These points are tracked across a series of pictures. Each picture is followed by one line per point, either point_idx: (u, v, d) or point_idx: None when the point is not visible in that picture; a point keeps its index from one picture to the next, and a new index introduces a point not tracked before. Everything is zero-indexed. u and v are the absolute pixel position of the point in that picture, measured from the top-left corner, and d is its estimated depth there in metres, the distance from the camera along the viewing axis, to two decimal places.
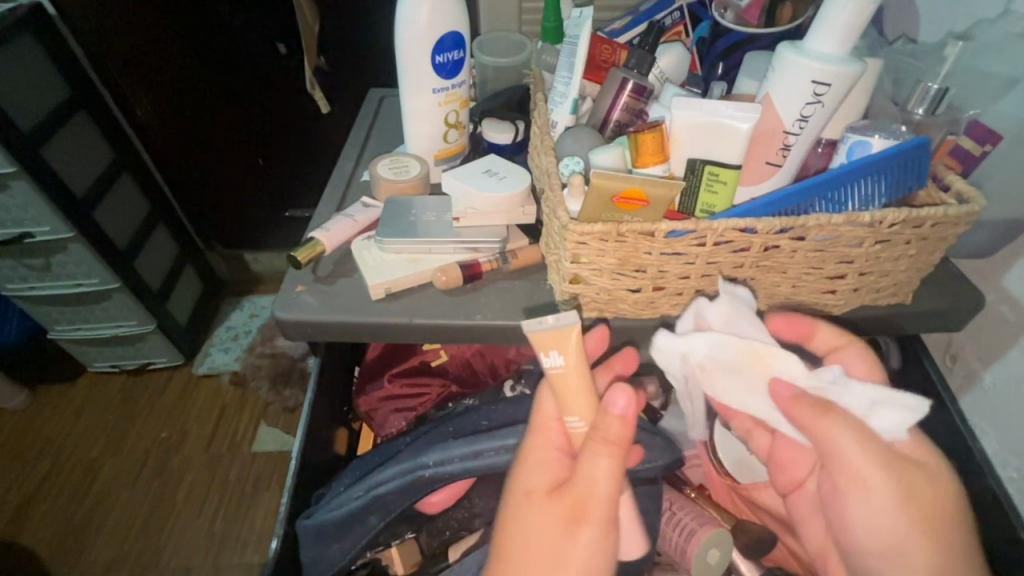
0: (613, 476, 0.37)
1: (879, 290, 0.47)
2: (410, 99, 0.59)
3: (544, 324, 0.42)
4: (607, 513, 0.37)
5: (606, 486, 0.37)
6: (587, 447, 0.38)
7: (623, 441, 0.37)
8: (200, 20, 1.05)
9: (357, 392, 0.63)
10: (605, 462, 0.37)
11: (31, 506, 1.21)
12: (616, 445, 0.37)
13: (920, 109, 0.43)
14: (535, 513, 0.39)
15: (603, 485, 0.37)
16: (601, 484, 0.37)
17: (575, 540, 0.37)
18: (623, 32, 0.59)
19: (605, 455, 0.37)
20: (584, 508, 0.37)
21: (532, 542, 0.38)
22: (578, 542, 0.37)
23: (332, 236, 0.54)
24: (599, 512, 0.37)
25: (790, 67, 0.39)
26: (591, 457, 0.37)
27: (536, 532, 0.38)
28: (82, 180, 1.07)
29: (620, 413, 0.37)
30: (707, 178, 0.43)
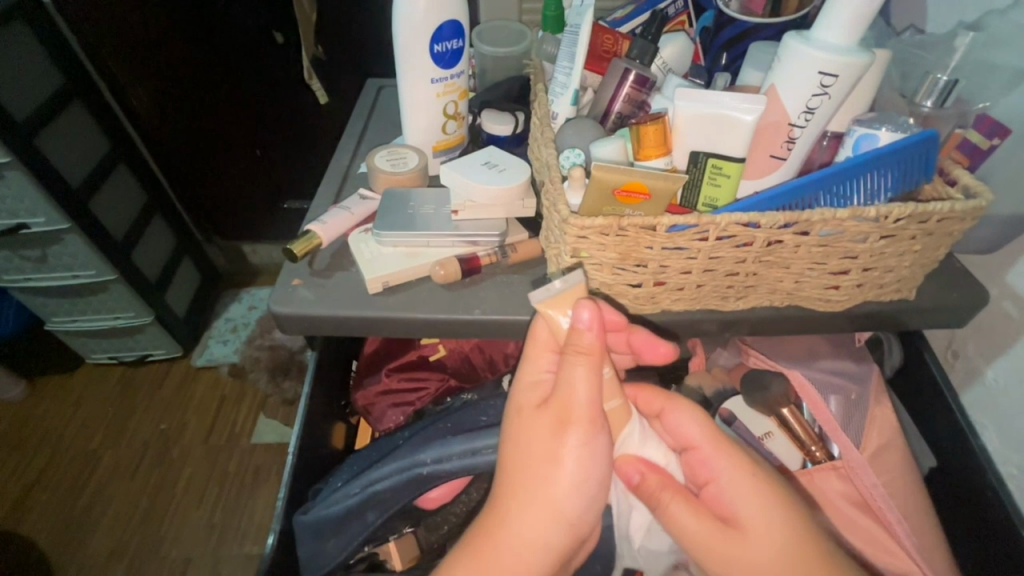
0: (590, 381, 0.37)
1: (883, 285, 0.46)
2: (408, 89, 0.58)
3: (550, 288, 0.40)
4: (590, 416, 0.37)
5: (584, 393, 0.37)
6: (564, 359, 0.38)
7: (595, 350, 0.37)
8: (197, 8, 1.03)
9: (354, 386, 0.62)
10: (579, 370, 0.37)
11: (30, 497, 1.21)
12: (588, 352, 0.37)
13: (928, 102, 0.42)
14: (530, 430, 0.39)
15: (584, 394, 0.37)
16: (578, 392, 0.37)
17: (562, 445, 0.37)
18: (625, 20, 0.58)
19: (580, 364, 0.37)
20: (568, 413, 0.38)
21: (528, 451, 0.39)
22: (568, 446, 0.37)
23: (328, 229, 0.53)
24: (579, 416, 0.37)
25: (796, 58, 0.38)
26: (568, 368, 0.38)
27: (530, 444, 0.39)
28: (78, 171, 1.06)
29: (585, 327, 0.38)
30: (710, 171, 0.42)
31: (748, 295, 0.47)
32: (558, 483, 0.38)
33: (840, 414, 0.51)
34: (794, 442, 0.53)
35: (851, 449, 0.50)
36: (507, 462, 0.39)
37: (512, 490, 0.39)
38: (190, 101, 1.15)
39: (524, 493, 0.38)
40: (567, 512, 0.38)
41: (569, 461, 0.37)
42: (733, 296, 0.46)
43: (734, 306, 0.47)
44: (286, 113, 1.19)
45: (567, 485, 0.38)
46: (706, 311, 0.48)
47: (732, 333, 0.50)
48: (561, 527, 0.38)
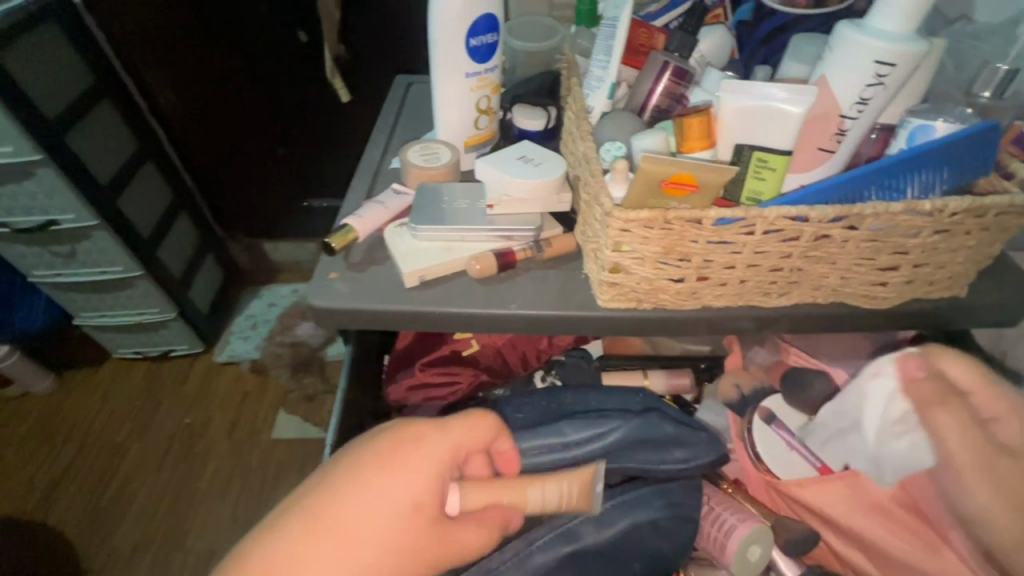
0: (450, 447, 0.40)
1: (933, 283, 0.45)
2: (442, 84, 0.58)
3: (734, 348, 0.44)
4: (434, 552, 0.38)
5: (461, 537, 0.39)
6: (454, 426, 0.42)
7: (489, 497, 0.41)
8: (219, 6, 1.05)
9: (388, 379, 0.61)
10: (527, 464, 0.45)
11: (59, 487, 1.23)
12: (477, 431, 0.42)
13: (987, 92, 0.40)
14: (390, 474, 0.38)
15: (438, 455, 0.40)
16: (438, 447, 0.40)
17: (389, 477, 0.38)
18: (660, 14, 0.57)
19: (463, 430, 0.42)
20: (430, 542, 0.37)
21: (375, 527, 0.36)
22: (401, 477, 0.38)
23: (365, 223, 0.53)
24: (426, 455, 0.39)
25: (848, 48, 0.37)
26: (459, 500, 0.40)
27: (384, 525, 0.36)
28: (106, 169, 1.08)
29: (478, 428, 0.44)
30: (756, 164, 0.42)
31: (792, 291, 0.46)
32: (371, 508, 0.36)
33: None
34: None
35: None
36: (341, 479, 0.38)
37: (337, 496, 0.37)
38: (216, 100, 1.17)
39: (334, 512, 0.36)
40: (358, 536, 0.35)
41: (391, 495, 0.37)
42: (775, 292, 0.46)
43: (777, 302, 0.46)
44: (308, 112, 1.20)
45: (357, 507, 0.36)
46: (747, 307, 0.47)
47: (772, 331, 0.49)
48: (339, 548, 0.35)
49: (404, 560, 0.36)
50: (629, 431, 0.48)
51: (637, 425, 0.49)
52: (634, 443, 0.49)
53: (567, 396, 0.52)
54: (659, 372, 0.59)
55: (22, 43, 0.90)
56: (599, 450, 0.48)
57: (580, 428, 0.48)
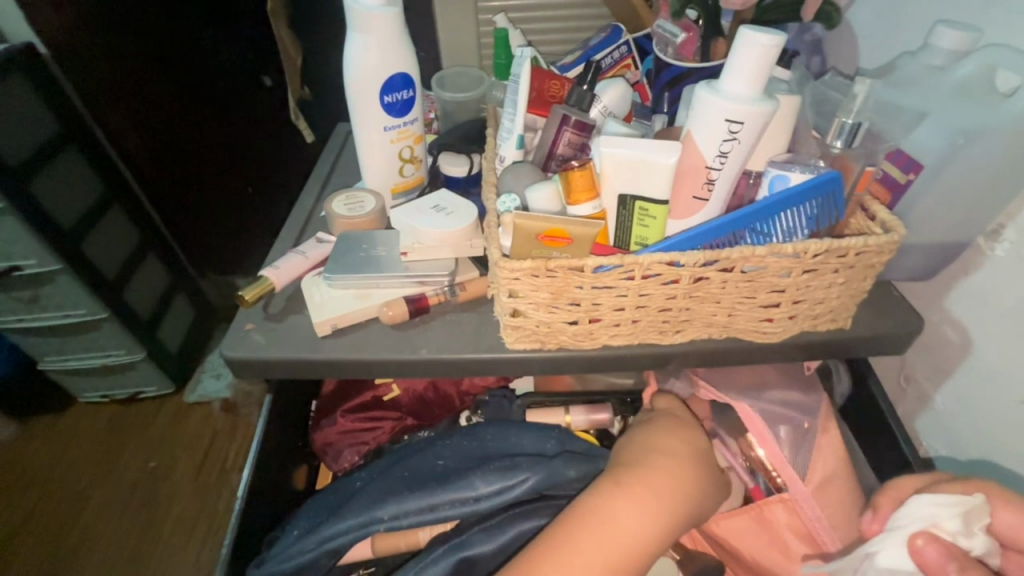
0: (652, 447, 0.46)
1: (816, 317, 0.47)
2: (362, 137, 0.60)
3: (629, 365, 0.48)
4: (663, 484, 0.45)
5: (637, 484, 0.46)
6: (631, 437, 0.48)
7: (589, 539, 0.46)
8: (183, 55, 1.13)
9: (312, 426, 0.62)
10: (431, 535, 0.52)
11: (15, 541, 1.19)
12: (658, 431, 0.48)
13: (837, 143, 0.43)
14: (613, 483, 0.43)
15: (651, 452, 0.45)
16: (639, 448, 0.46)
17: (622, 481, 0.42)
18: (570, 67, 0.63)
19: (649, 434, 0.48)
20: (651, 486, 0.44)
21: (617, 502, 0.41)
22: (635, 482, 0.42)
23: (281, 273, 0.55)
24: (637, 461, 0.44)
25: (702, 106, 0.41)
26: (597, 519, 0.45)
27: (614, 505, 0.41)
28: (69, 216, 1.07)
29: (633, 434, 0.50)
30: (637, 212, 0.44)
31: (685, 328, 0.48)
32: (624, 517, 0.40)
33: (787, 446, 0.51)
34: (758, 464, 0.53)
35: (797, 483, 0.49)
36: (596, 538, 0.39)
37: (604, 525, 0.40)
38: (183, 143, 1.21)
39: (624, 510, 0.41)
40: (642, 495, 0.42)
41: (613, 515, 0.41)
42: (670, 330, 0.48)
43: (673, 339, 0.48)
44: (274, 154, 1.35)
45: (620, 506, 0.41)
46: (647, 344, 0.49)
47: (678, 366, 0.51)
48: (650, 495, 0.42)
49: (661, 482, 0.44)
50: (535, 482, 0.49)
51: (545, 474, 0.49)
52: (542, 492, 0.49)
53: (487, 437, 0.54)
54: (579, 408, 0.58)
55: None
56: (504, 504, 0.49)
57: (491, 481, 0.49)
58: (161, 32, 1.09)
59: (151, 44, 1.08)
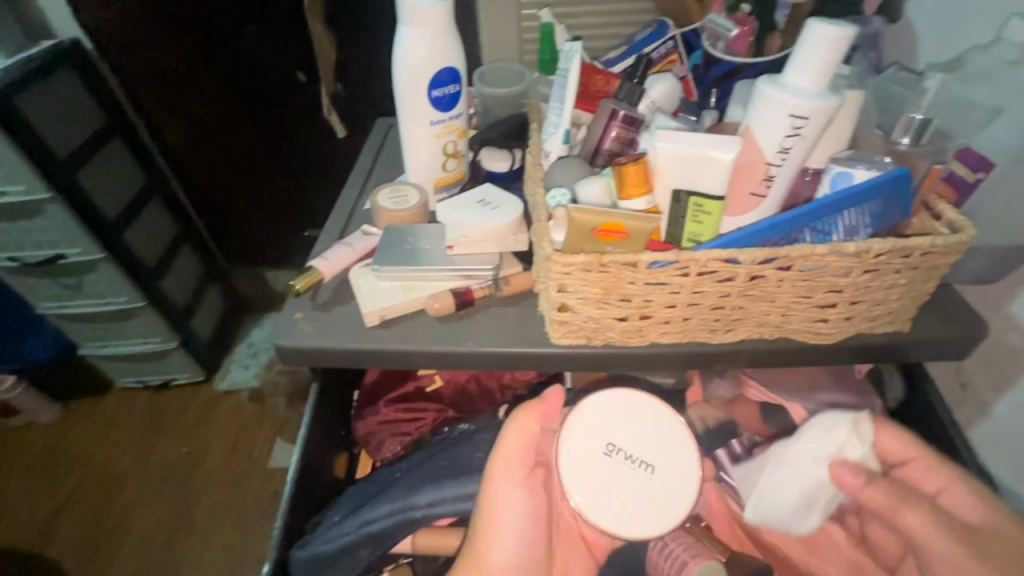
0: (523, 441, 0.46)
1: (874, 318, 0.46)
2: (408, 131, 0.61)
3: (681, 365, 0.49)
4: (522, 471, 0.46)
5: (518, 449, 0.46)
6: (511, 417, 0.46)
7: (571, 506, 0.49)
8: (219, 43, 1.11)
9: (354, 416, 0.63)
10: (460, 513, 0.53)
11: (58, 517, 1.25)
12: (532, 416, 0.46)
13: (905, 139, 0.42)
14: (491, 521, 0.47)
15: (522, 444, 0.45)
16: (514, 444, 0.45)
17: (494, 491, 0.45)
18: (615, 62, 0.61)
19: (521, 421, 0.46)
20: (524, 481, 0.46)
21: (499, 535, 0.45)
22: (509, 492, 0.45)
23: (329, 265, 0.56)
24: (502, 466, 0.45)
25: (764, 101, 0.40)
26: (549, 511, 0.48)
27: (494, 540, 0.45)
28: (113, 205, 1.12)
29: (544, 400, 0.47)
30: (692, 209, 0.44)
31: (736, 327, 0.47)
32: (503, 530, 0.45)
33: None
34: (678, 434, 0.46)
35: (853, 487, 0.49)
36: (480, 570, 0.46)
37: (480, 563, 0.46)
38: (219, 135, 1.22)
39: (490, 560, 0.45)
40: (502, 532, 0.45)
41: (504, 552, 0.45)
42: (720, 328, 0.47)
43: (723, 338, 0.48)
44: (308, 151, 1.27)
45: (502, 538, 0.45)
46: (697, 343, 0.48)
47: (726, 366, 0.50)
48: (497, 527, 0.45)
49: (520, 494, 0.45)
50: None
51: None
52: None
53: None
54: None
55: (44, 87, 0.97)
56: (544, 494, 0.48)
57: None
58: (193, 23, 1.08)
59: (187, 35, 1.09)
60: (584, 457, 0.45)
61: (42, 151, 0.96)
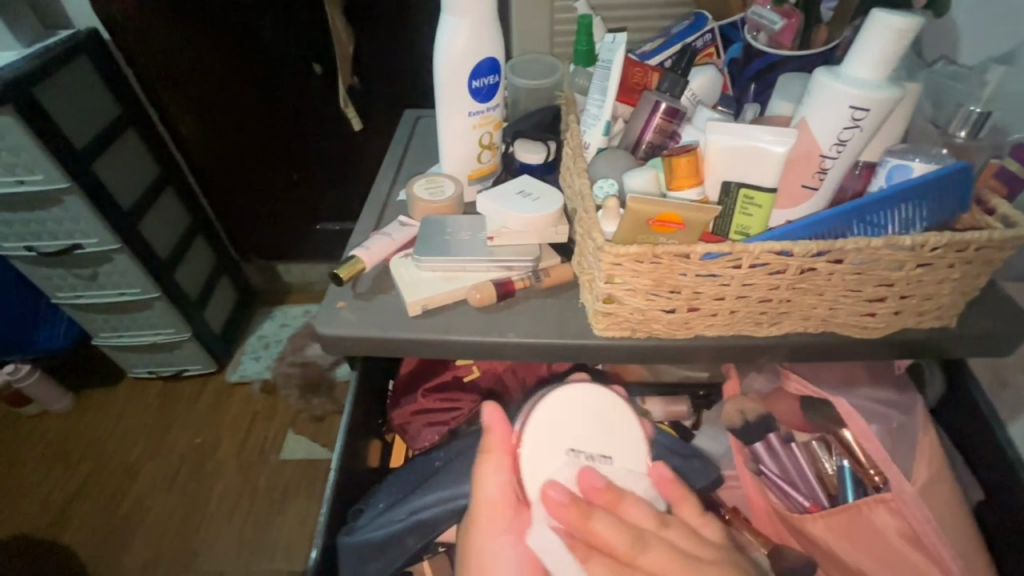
0: (500, 482, 0.45)
1: (922, 312, 0.46)
2: (446, 121, 0.60)
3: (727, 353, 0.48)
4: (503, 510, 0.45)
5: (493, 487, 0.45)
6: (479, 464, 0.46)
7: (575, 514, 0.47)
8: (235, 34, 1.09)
9: (392, 403, 0.64)
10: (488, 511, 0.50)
11: (73, 505, 1.26)
12: (495, 455, 0.46)
13: (962, 133, 0.44)
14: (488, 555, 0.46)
15: (500, 486, 0.45)
16: (488, 487, 0.45)
17: (482, 537, 0.45)
18: (653, 54, 0.59)
19: (489, 463, 0.46)
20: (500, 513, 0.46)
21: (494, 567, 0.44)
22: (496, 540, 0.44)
23: (372, 254, 0.56)
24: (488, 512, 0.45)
25: (824, 93, 0.40)
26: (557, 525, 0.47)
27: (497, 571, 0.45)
28: (128, 195, 1.13)
29: (491, 427, 0.47)
30: (742, 201, 0.44)
31: (782, 321, 0.47)
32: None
33: (886, 444, 0.49)
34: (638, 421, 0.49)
35: (902, 482, 0.47)
36: None
37: None
38: (235, 127, 1.22)
39: None
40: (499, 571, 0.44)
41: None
42: (766, 322, 0.47)
43: (768, 331, 0.48)
44: (319, 143, 1.27)
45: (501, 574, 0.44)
46: (741, 336, 0.48)
47: (768, 359, 0.50)
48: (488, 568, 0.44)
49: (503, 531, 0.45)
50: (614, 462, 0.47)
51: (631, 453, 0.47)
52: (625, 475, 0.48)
53: None
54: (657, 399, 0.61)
55: (60, 76, 0.98)
56: None
57: None
58: (209, 12, 1.06)
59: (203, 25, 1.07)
60: (541, 471, 0.45)
61: (60, 140, 0.96)
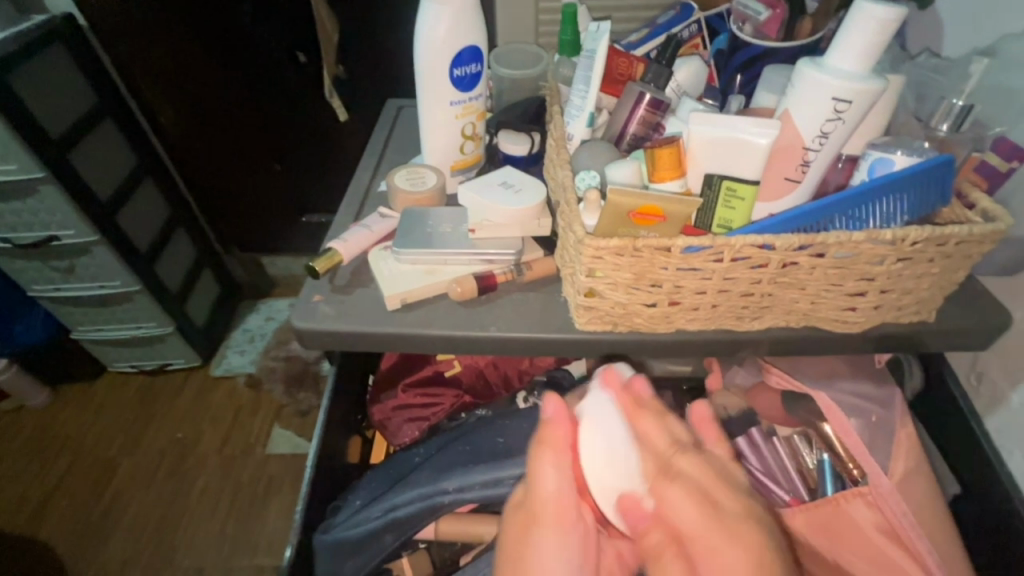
0: (561, 477, 0.39)
1: (902, 307, 0.46)
2: (427, 111, 0.59)
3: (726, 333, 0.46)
4: (556, 513, 0.37)
5: (551, 485, 0.38)
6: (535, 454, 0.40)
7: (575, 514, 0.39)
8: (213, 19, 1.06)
9: (371, 399, 0.62)
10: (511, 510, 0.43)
11: (50, 502, 1.23)
12: (556, 444, 0.40)
13: (944, 126, 0.43)
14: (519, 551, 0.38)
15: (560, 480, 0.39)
16: (546, 483, 0.39)
17: (536, 542, 0.37)
18: (639, 44, 0.59)
19: (547, 456, 0.40)
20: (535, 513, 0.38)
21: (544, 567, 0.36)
22: (549, 539, 0.37)
23: (350, 247, 0.54)
24: (547, 514, 0.37)
25: (808, 83, 0.39)
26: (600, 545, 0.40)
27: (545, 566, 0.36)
28: (106, 185, 1.10)
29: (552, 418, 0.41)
30: (724, 193, 0.43)
31: (763, 315, 0.47)
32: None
33: (865, 438, 0.49)
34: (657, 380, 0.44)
35: (880, 476, 0.48)
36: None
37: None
38: (214, 116, 1.19)
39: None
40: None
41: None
42: (748, 316, 0.46)
43: (749, 326, 0.47)
44: (300, 133, 1.24)
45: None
46: (722, 330, 0.48)
47: (750, 354, 0.50)
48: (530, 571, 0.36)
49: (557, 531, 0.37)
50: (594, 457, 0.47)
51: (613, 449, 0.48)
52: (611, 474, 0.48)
53: None
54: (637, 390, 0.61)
55: (34, 63, 0.94)
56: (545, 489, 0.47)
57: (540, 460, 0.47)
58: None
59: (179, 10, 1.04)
60: (598, 459, 0.39)
61: (35, 127, 0.93)
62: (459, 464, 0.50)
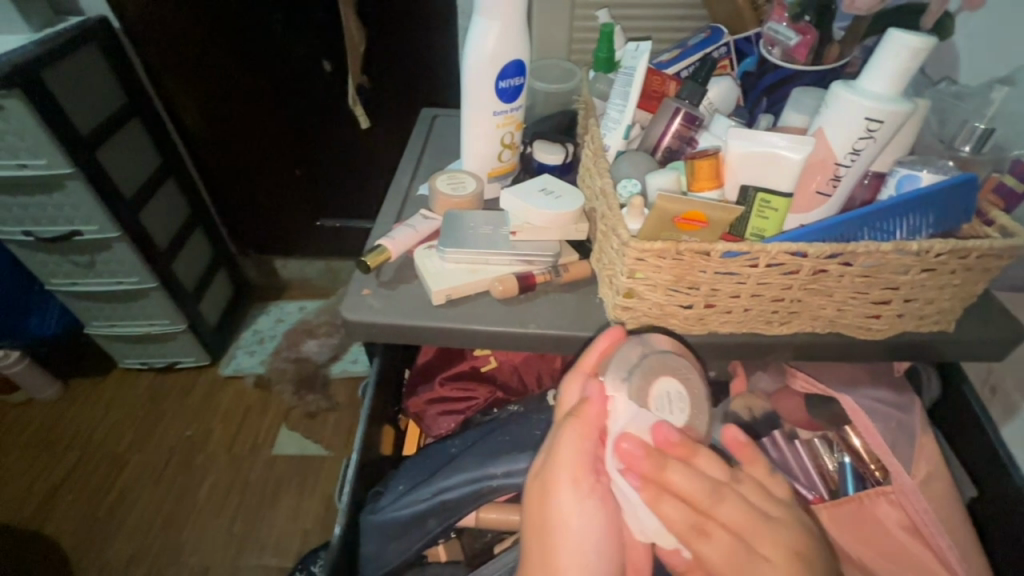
0: (576, 442, 0.42)
1: (923, 317, 0.48)
2: (471, 119, 0.62)
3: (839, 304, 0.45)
4: (573, 475, 0.41)
5: (570, 450, 0.41)
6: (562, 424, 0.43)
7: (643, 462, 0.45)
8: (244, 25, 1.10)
9: (406, 392, 0.66)
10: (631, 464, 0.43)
11: (60, 494, 1.25)
12: (585, 419, 0.42)
13: (967, 146, 0.47)
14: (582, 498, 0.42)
15: (578, 453, 0.41)
16: (564, 451, 0.41)
17: (558, 508, 0.41)
18: (671, 63, 0.62)
19: (571, 426, 0.42)
20: (552, 481, 0.42)
21: (573, 528, 0.40)
22: (579, 504, 0.41)
23: (396, 245, 0.57)
24: (564, 474, 0.41)
25: (841, 105, 0.43)
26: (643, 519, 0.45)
27: (580, 523, 0.41)
28: (130, 183, 1.13)
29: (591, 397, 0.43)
30: (759, 204, 0.46)
31: (792, 320, 0.49)
32: (568, 539, 0.40)
33: (887, 440, 0.52)
34: (692, 363, 0.47)
35: (902, 475, 0.51)
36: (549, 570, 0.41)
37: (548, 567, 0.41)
38: (238, 120, 1.23)
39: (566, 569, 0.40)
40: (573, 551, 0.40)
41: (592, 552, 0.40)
42: (777, 320, 0.49)
43: (778, 330, 0.50)
44: (322, 139, 1.27)
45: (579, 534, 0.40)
46: (752, 334, 0.51)
47: (777, 357, 0.53)
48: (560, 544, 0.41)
49: (584, 479, 0.41)
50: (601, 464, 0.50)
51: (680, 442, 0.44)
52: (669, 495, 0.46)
53: None
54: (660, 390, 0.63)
55: (70, 65, 0.98)
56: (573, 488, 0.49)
57: None
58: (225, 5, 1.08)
59: (213, 17, 1.08)
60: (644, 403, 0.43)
61: (65, 124, 0.96)
62: (499, 453, 0.52)
